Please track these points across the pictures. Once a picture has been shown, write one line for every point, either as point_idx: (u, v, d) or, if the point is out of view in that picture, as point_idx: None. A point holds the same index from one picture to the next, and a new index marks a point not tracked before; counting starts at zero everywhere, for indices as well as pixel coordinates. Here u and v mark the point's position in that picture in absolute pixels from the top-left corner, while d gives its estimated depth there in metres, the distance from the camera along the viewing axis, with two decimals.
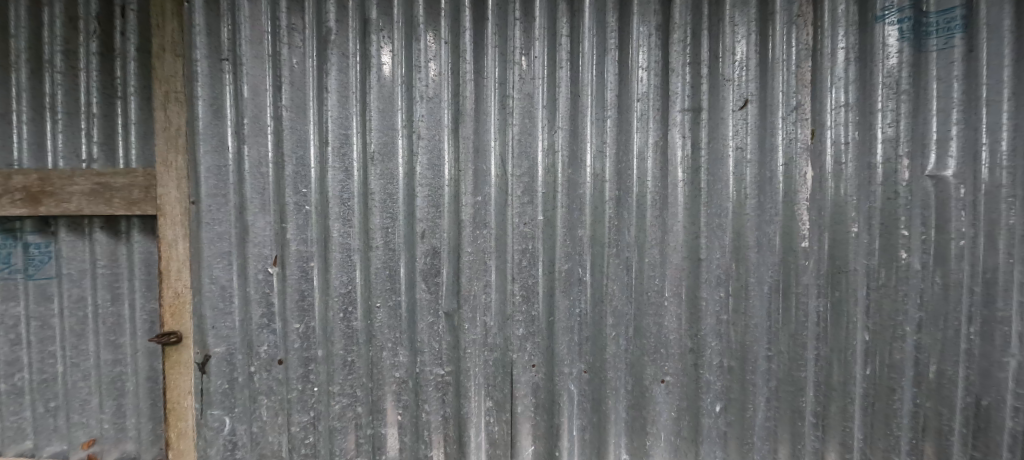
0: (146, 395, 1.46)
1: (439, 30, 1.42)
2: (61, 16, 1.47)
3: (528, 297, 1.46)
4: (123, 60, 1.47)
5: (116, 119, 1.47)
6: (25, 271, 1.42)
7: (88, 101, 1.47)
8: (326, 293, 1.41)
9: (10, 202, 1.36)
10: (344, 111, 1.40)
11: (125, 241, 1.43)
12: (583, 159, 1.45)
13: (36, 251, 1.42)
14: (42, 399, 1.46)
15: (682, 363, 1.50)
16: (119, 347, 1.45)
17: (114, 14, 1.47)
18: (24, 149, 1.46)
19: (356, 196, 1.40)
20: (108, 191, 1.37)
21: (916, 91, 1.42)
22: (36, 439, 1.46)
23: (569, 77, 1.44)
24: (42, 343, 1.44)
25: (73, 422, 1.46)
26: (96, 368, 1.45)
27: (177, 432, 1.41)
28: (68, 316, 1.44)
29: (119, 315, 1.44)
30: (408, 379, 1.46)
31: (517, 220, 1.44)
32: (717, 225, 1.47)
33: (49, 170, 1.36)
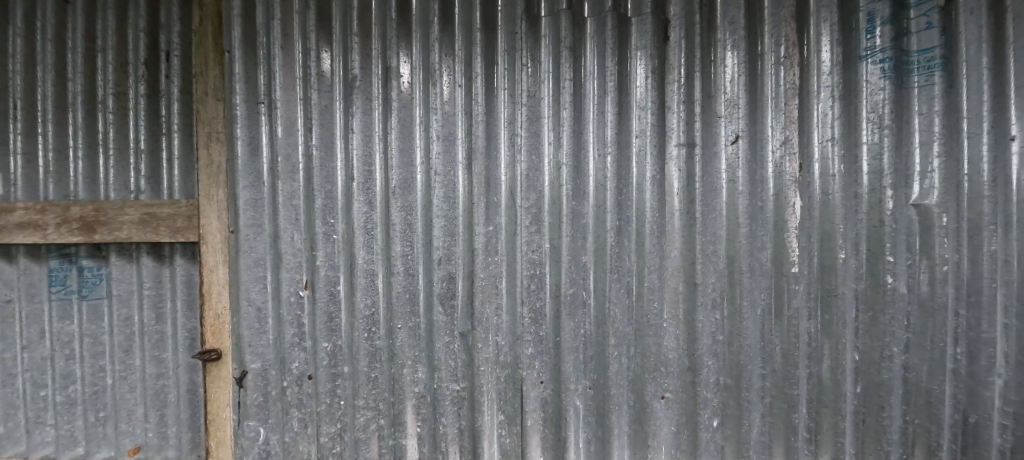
0: (186, 406, 1.58)
1: (454, 75, 1.56)
2: (112, 62, 1.60)
3: (536, 319, 1.58)
4: (168, 101, 1.60)
5: (161, 155, 1.60)
6: (80, 291, 1.58)
7: (137, 137, 1.60)
8: (352, 314, 1.54)
9: (68, 229, 1.51)
10: (367, 149, 1.54)
11: (169, 265, 1.57)
12: (588, 191, 1.58)
13: (90, 273, 1.57)
14: (93, 409, 1.60)
15: (681, 381, 1.61)
16: (162, 362, 1.58)
17: (159, 59, 1.60)
18: (79, 181, 1.61)
19: (379, 226, 1.54)
20: (155, 220, 1.51)
21: (899, 126, 1.47)
22: (90, 445, 1.61)
23: (572, 117, 1.57)
24: (94, 358, 1.59)
25: (121, 431, 1.60)
26: (141, 382, 1.58)
27: (216, 441, 1.52)
28: (117, 333, 1.57)
29: (162, 333, 1.57)
30: (427, 393, 1.57)
31: (526, 247, 1.57)
32: (711, 252, 1.58)
33: (103, 202, 1.51)
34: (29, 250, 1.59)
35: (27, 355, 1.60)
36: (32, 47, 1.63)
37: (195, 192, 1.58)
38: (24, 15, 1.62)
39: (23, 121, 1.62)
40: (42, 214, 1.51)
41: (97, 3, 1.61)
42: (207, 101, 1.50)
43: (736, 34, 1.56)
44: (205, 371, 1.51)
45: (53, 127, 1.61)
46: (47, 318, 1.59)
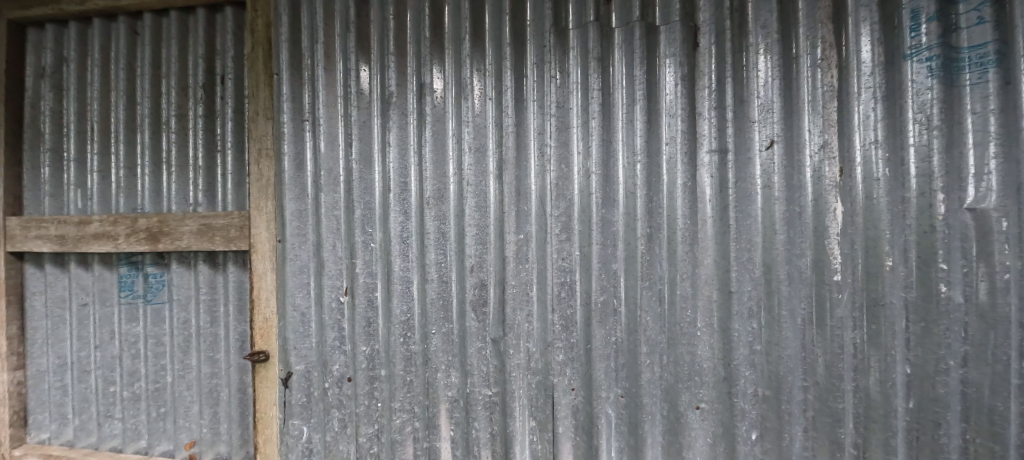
0: (236, 405, 1.68)
1: (485, 89, 1.61)
2: (174, 86, 1.74)
3: (567, 326, 1.60)
4: (222, 120, 1.72)
5: (216, 170, 1.73)
6: (145, 296, 1.72)
7: (195, 155, 1.73)
8: (389, 320, 1.60)
9: (136, 239, 1.66)
10: (403, 161, 1.61)
11: (222, 271, 1.68)
12: (617, 198, 1.59)
13: (154, 279, 1.71)
14: (154, 405, 1.73)
15: (716, 391, 1.58)
16: (215, 362, 1.69)
17: (215, 83, 1.73)
18: (146, 196, 1.76)
19: (414, 234, 1.60)
20: (210, 230, 1.63)
21: (949, 126, 1.40)
22: (151, 439, 1.74)
23: (601, 126, 1.59)
24: (157, 357, 1.72)
25: (179, 426, 1.71)
26: (197, 380, 1.70)
27: (264, 438, 1.63)
28: (176, 335, 1.70)
29: (216, 335, 1.69)
30: (460, 397, 1.61)
31: (556, 256, 1.59)
32: (746, 259, 1.55)
33: (166, 213, 1.65)
34: (102, 257, 1.75)
35: (98, 354, 1.76)
36: (107, 75, 1.80)
37: (246, 203, 1.70)
38: (101, 47, 1.80)
39: (99, 142, 1.80)
40: (115, 225, 1.67)
41: (164, 33, 1.77)
42: (258, 120, 1.64)
43: (770, 38, 1.54)
44: (254, 372, 1.63)
45: (124, 147, 1.77)
46: (116, 319, 1.75)
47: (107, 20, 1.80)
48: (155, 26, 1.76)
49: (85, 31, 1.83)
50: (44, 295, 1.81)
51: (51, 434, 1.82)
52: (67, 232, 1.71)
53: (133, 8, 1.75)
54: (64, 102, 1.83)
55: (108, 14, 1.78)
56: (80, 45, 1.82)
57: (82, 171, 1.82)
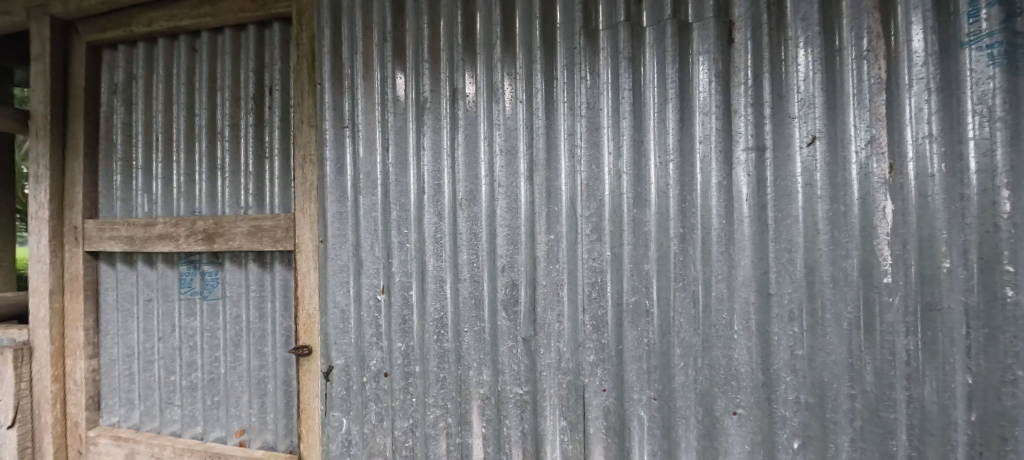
0: (282, 395, 1.79)
1: (516, 92, 1.64)
2: (228, 98, 1.87)
3: (598, 327, 1.60)
4: (270, 128, 1.84)
5: (265, 176, 1.84)
6: (202, 292, 1.86)
7: (246, 161, 1.86)
8: (424, 318, 1.65)
9: (194, 239, 1.79)
10: (437, 164, 1.66)
11: (270, 270, 1.79)
12: (648, 198, 1.58)
13: (209, 277, 1.85)
14: (209, 394, 1.86)
15: (755, 397, 1.51)
16: (263, 355, 1.80)
17: (264, 94, 1.85)
18: (204, 200, 1.90)
19: (447, 235, 1.65)
20: (259, 231, 1.74)
21: (1015, 118, 1.27)
22: (206, 425, 1.87)
23: (632, 126, 1.59)
24: (212, 349, 1.85)
25: (230, 414, 1.83)
26: (247, 372, 1.82)
27: (307, 428, 1.72)
28: (229, 329, 1.82)
29: (264, 330, 1.80)
30: (491, 395, 1.63)
31: (586, 256, 1.60)
32: (786, 260, 1.49)
33: (221, 216, 1.77)
34: (165, 256, 1.90)
35: (161, 346, 1.91)
36: (170, 90, 1.96)
37: (292, 206, 1.80)
38: (165, 64, 1.96)
39: (163, 151, 1.95)
40: (176, 227, 1.81)
41: (219, 50, 1.90)
42: (303, 128, 1.75)
43: (810, 31, 1.47)
44: (299, 365, 1.74)
45: (184, 155, 1.92)
46: (177, 314, 1.89)
47: (170, 39, 1.96)
48: (212, 43, 1.91)
49: (152, 51, 2.00)
50: (116, 290, 1.99)
51: (120, 418, 1.99)
52: (135, 234, 1.88)
53: (192, 27, 1.89)
54: (134, 115, 2.01)
55: (171, 33, 1.94)
56: (147, 63, 2.00)
57: (149, 178, 1.98)
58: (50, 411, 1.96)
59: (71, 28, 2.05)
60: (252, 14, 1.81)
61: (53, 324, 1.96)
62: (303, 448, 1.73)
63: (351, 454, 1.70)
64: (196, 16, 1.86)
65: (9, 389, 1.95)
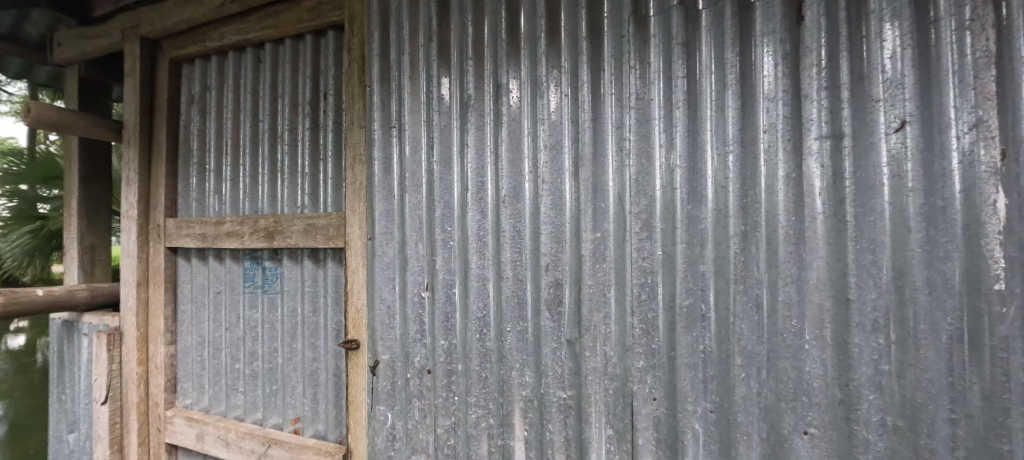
0: (333, 387, 1.86)
1: (561, 86, 1.59)
2: (287, 104, 1.99)
3: (648, 330, 1.50)
4: (325, 132, 1.93)
5: (320, 176, 1.93)
6: (263, 286, 1.99)
7: (304, 163, 1.96)
8: (466, 315, 1.64)
9: (257, 237, 1.92)
10: (480, 161, 1.65)
11: (323, 266, 1.88)
12: (703, 193, 1.46)
13: (270, 272, 1.98)
14: (268, 382, 1.99)
15: (831, 416, 1.34)
16: (317, 347, 1.88)
17: (320, 99, 1.94)
18: (266, 200, 2.03)
19: (490, 233, 1.63)
20: (314, 229, 1.83)
21: None
22: (265, 411, 1.99)
23: (685, 116, 1.48)
24: (271, 340, 1.98)
25: (287, 402, 1.94)
26: (302, 363, 1.92)
27: (355, 420, 1.78)
28: (286, 321, 1.93)
29: (317, 324, 1.89)
30: (534, 397, 1.58)
31: (635, 255, 1.51)
32: (870, 262, 1.30)
33: (279, 215, 1.89)
34: (233, 252, 2.06)
35: (227, 335, 2.07)
36: (239, 100, 2.12)
37: (343, 205, 1.87)
38: (235, 75, 2.13)
39: (232, 155, 2.12)
40: (241, 225, 1.96)
41: (281, 59, 2.03)
42: (354, 129, 1.82)
43: (897, 0, 1.28)
44: (348, 358, 1.81)
45: (251, 158, 2.07)
46: (241, 306, 2.04)
47: (239, 52, 2.13)
48: (275, 53, 2.04)
49: (224, 63, 2.17)
50: (190, 283, 2.18)
51: (193, 401, 2.17)
52: (208, 232, 2.05)
53: (257, 40, 2.03)
54: (207, 123, 2.20)
55: (239, 46, 2.10)
56: (219, 75, 2.17)
57: (220, 181, 2.15)
58: (135, 391, 2.18)
59: (159, 46, 2.28)
60: (308, 23, 1.90)
61: (138, 313, 2.18)
62: (351, 440, 1.78)
63: (395, 449, 1.72)
64: (261, 29, 2.00)
65: (101, 373, 2.17)
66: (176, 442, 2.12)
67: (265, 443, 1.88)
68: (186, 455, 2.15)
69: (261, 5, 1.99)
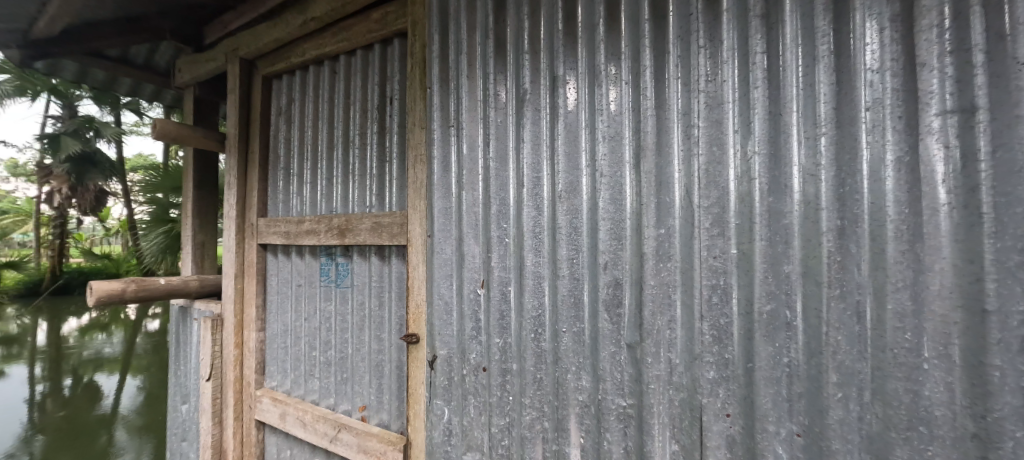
0: (396, 378, 1.95)
1: (620, 72, 1.49)
2: (359, 110, 2.13)
3: (719, 337, 1.34)
4: (391, 134, 2.01)
5: (386, 177, 2.03)
6: (335, 280, 2.15)
7: (372, 165, 2.07)
8: (521, 314, 1.60)
9: (331, 234, 2.08)
10: (536, 156, 1.61)
11: (388, 263, 1.99)
12: (789, 184, 1.27)
13: (341, 267, 2.14)
14: (339, 370, 2.14)
15: (960, 453, 1.09)
16: (381, 340, 2.00)
17: (387, 104, 2.04)
18: (339, 201, 2.18)
19: (546, 230, 1.58)
20: (380, 227, 1.94)
21: None
22: (337, 398, 2.14)
23: (766, 97, 1.30)
24: (342, 331, 2.14)
25: (355, 390, 2.08)
26: (369, 353, 2.04)
27: (414, 412, 1.83)
28: (355, 314, 2.08)
29: (381, 317, 2.00)
30: (590, 403, 1.50)
31: (705, 254, 1.35)
32: (1016, 265, 1.03)
33: (351, 214, 2.02)
34: (311, 249, 2.25)
35: (306, 325, 2.27)
36: (318, 109, 2.32)
37: (406, 203, 1.95)
38: (314, 86, 2.33)
39: (312, 160, 2.31)
40: (319, 224, 2.13)
41: (352, 69, 2.19)
42: (416, 130, 1.87)
43: None
44: (409, 352, 1.87)
45: (328, 162, 2.24)
46: (319, 299, 2.22)
47: (317, 65, 2.33)
48: (347, 64, 2.20)
49: (306, 77, 2.39)
50: (276, 276, 2.42)
51: (278, 383, 2.39)
52: (291, 230, 2.26)
53: (332, 53, 2.21)
54: (292, 131, 2.43)
55: (318, 60, 2.30)
56: (302, 87, 2.40)
57: (302, 183, 2.36)
58: (232, 371, 2.45)
59: (254, 67, 2.57)
60: (375, 33, 2.02)
61: (235, 302, 2.46)
62: (411, 432, 1.83)
63: (451, 444, 1.74)
64: (336, 43, 2.16)
65: (206, 354, 2.47)
66: (263, 419, 2.34)
67: (336, 427, 2.02)
68: (272, 432, 2.37)
69: (336, 21, 2.16)
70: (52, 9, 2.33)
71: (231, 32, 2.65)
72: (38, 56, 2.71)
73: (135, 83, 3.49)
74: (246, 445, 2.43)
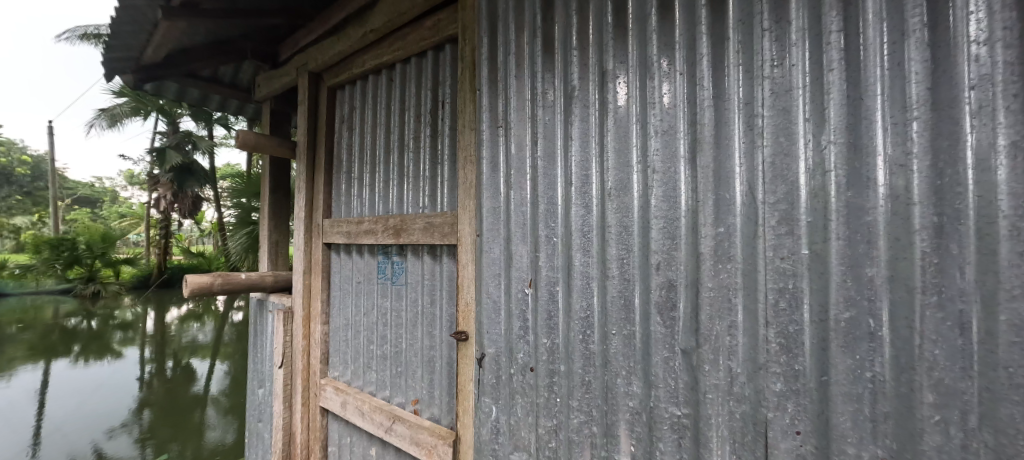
0: (447, 374, 2.00)
1: (674, 62, 1.40)
2: (413, 115, 2.22)
3: (788, 346, 1.21)
4: (442, 137, 2.07)
5: (438, 178, 2.10)
6: (391, 278, 2.27)
7: (426, 168, 2.15)
8: (569, 315, 1.57)
9: (387, 233, 2.21)
10: (585, 154, 1.57)
11: (440, 263, 2.06)
12: (873, 177, 1.12)
13: (396, 265, 2.26)
14: (395, 364, 2.25)
15: None
16: (433, 336, 2.07)
17: (439, 108, 2.10)
18: (396, 202, 2.29)
19: (595, 229, 1.53)
20: (432, 227, 2.02)
21: None
22: (392, 390, 2.25)
23: (843, 80, 1.16)
24: (397, 326, 2.25)
25: (410, 384, 2.17)
26: (421, 348, 2.13)
27: (463, 408, 1.86)
28: (410, 310, 2.18)
29: (433, 315, 2.07)
30: (642, 410, 1.42)
31: (771, 254, 1.23)
32: None
33: (405, 215, 2.14)
34: (371, 248, 2.39)
35: (366, 319, 2.42)
36: (376, 115, 2.45)
37: (456, 204, 2.00)
38: (373, 94, 2.47)
39: (371, 164, 2.44)
40: (376, 224, 2.28)
41: (406, 76, 2.29)
42: (467, 133, 1.91)
43: None
44: (459, 349, 1.91)
45: (385, 166, 2.36)
46: (376, 294, 2.36)
47: (375, 74, 2.47)
48: (403, 72, 2.31)
49: (365, 85, 2.55)
50: (339, 273, 2.59)
51: (340, 373, 2.55)
52: (352, 230, 2.42)
53: (389, 62, 2.33)
54: (353, 136, 2.61)
55: (376, 70, 2.44)
56: (362, 96, 2.56)
57: (361, 185, 2.51)
58: (300, 359, 2.65)
59: (321, 78, 2.77)
60: (429, 40, 2.11)
61: (302, 295, 2.67)
62: (461, 427, 1.86)
63: (499, 443, 1.73)
64: (392, 52, 2.28)
65: (278, 343, 2.68)
66: (327, 406, 2.50)
67: (391, 418, 2.11)
68: (334, 420, 2.52)
69: (392, 31, 2.28)
70: (156, 37, 2.61)
71: (301, 48, 2.88)
72: (146, 79, 3.05)
73: (224, 99, 3.86)
74: (312, 430, 2.60)
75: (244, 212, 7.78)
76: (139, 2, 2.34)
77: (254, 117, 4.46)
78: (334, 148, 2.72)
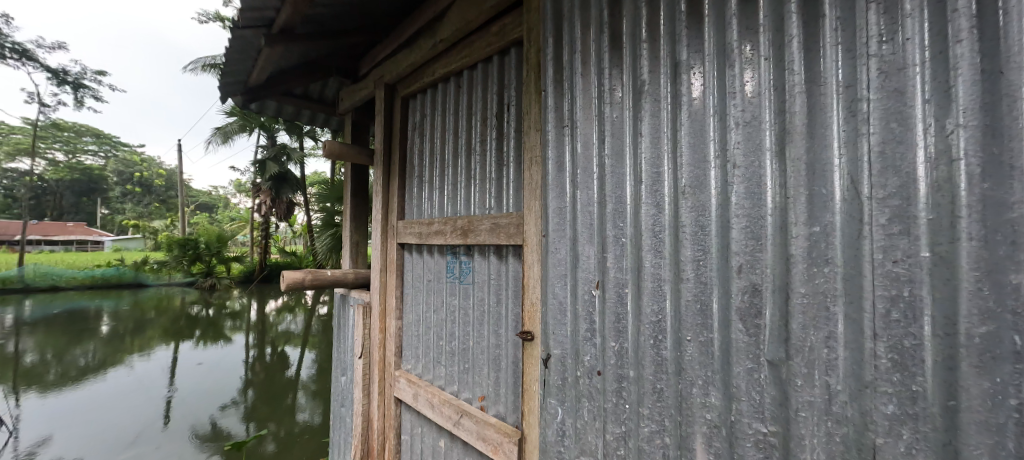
0: (513, 373, 2.03)
1: (758, 47, 1.29)
2: (480, 118, 2.28)
3: (902, 363, 1.05)
4: (509, 140, 2.10)
5: (504, 180, 2.14)
6: (459, 277, 2.35)
7: (494, 170, 2.18)
8: (639, 319, 1.50)
9: (456, 235, 2.29)
10: (656, 150, 1.49)
11: (506, 263, 2.09)
12: (1019, 166, 0.93)
13: (463, 265, 2.34)
14: (462, 360, 2.31)
15: None
16: (499, 335, 2.11)
17: (505, 110, 2.14)
18: (464, 203, 2.36)
19: (667, 229, 1.44)
20: (499, 228, 2.05)
21: None
22: (460, 386, 2.32)
23: (974, 53, 0.98)
24: (465, 323, 2.31)
25: (476, 381, 2.22)
26: (488, 346, 2.17)
27: (529, 408, 1.86)
28: (477, 308, 2.24)
29: (500, 314, 2.11)
30: (720, 424, 1.31)
31: (879, 257, 1.08)
32: None
33: (473, 216, 2.21)
34: (441, 248, 2.49)
35: (435, 317, 2.51)
36: (445, 120, 2.55)
37: (521, 205, 2.02)
38: (444, 100, 2.57)
39: (440, 167, 2.55)
40: (445, 225, 2.37)
41: (474, 81, 2.36)
42: (533, 134, 1.91)
43: None
44: (525, 349, 1.92)
45: (454, 169, 2.44)
46: (445, 293, 2.44)
47: (444, 81, 2.58)
48: (471, 77, 2.38)
49: (435, 93, 2.66)
50: (412, 272, 2.72)
51: (412, 366, 2.68)
52: (423, 230, 2.54)
53: (458, 69, 2.42)
54: (424, 142, 2.73)
55: (445, 77, 2.54)
56: (433, 103, 2.67)
57: (431, 188, 2.62)
58: (377, 351, 2.84)
59: (396, 89, 2.94)
60: (496, 45, 2.15)
61: (380, 292, 2.86)
62: (527, 427, 1.87)
63: (565, 447, 1.70)
64: (460, 59, 2.36)
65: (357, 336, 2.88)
66: (400, 397, 2.65)
67: (458, 413, 2.18)
68: (407, 410, 2.66)
69: (460, 39, 2.36)
70: (260, 61, 2.93)
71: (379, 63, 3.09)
72: (251, 99, 3.42)
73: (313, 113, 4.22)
74: (387, 418, 2.75)
75: (330, 215, 8.67)
76: (247, 32, 2.63)
77: (338, 129, 4.84)
78: (407, 154, 2.88)
